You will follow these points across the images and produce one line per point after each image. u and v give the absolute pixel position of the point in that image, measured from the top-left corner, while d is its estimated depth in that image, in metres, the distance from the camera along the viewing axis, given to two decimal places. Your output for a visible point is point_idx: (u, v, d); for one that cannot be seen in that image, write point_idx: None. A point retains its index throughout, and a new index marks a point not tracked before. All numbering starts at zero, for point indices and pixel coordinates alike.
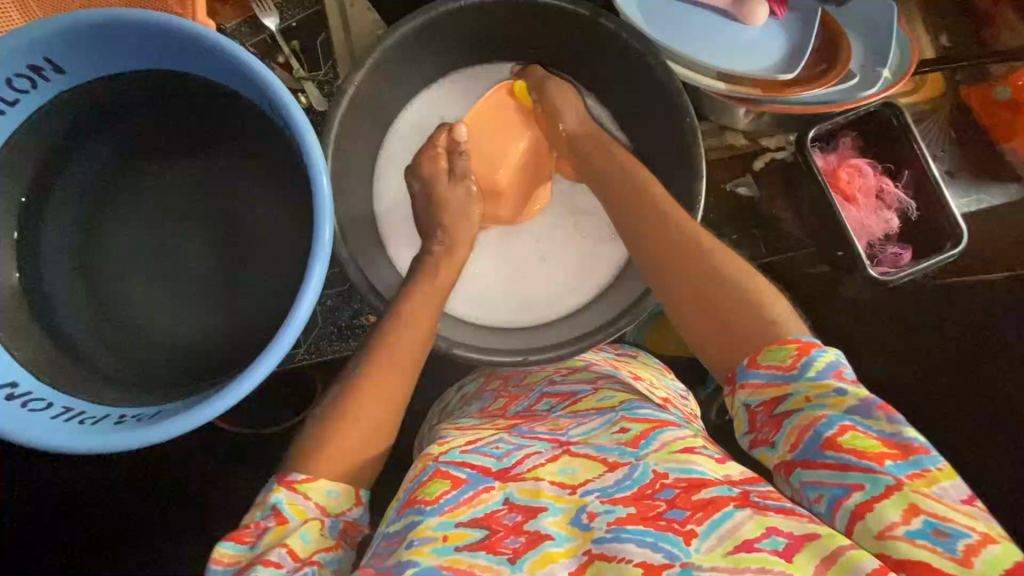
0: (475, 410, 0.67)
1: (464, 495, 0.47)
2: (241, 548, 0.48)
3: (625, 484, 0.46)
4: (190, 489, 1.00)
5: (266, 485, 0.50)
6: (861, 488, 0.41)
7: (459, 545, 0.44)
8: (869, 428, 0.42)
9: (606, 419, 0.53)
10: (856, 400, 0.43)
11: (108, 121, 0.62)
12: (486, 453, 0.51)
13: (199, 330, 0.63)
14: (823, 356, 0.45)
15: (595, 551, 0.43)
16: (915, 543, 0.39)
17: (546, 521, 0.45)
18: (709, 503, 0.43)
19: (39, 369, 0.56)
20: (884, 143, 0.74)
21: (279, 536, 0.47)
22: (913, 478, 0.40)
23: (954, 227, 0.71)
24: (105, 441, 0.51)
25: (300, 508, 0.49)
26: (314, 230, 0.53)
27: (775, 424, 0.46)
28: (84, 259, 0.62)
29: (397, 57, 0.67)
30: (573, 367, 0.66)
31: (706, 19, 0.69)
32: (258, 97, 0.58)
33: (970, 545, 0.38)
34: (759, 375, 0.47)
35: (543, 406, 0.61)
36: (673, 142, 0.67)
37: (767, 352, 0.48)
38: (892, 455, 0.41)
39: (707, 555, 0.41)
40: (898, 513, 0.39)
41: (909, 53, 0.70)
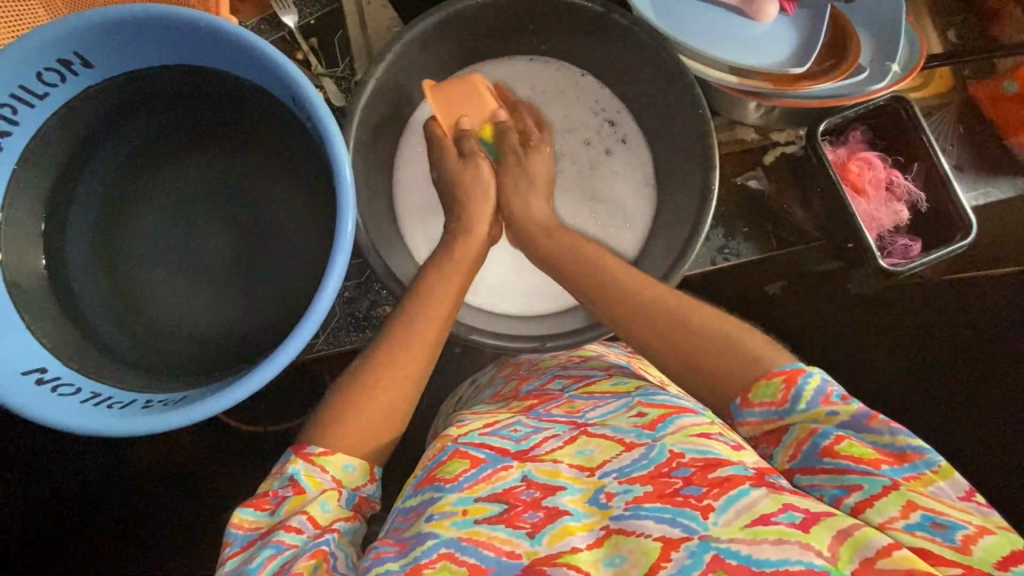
0: (488, 395, 0.70)
1: (483, 473, 0.50)
2: (260, 515, 0.51)
3: (642, 463, 0.48)
4: (211, 476, 1.05)
5: (283, 457, 0.54)
6: (860, 488, 0.44)
7: (478, 519, 0.46)
8: (864, 438, 0.46)
9: (622, 403, 0.55)
10: (847, 415, 0.47)
11: (130, 114, 0.65)
12: (504, 435, 0.53)
13: (222, 321, 0.66)
14: (809, 385, 0.49)
15: (613, 526, 0.45)
16: (916, 534, 0.41)
17: (563, 498, 0.47)
18: (726, 480, 0.44)
19: (68, 357, 0.59)
20: (894, 136, 0.75)
21: (299, 505, 0.51)
22: (909, 479, 0.44)
23: (964, 218, 0.71)
24: (134, 424, 0.54)
25: (318, 479, 0.52)
26: (338, 220, 0.55)
27: (773, 439, 0.51)
28: (109, 248, 0.65)
29: (414, 54, 0.69)
30: (585, 356, 0.69)
31: (717, 15, 0.70)
32: (282, 94, 0.61)
33: (967, 535, 0.40)
34: (754, 414, 0.51)
35: (557, 386, 0.63)
36: (686, 133, 0.68)
37: (756, 388, 0.52)
38: (888, 460, 0.45)
39: (726, 528, 0.42)
40: (897, 508, 0.43)
41: (917, 49, 0.72)
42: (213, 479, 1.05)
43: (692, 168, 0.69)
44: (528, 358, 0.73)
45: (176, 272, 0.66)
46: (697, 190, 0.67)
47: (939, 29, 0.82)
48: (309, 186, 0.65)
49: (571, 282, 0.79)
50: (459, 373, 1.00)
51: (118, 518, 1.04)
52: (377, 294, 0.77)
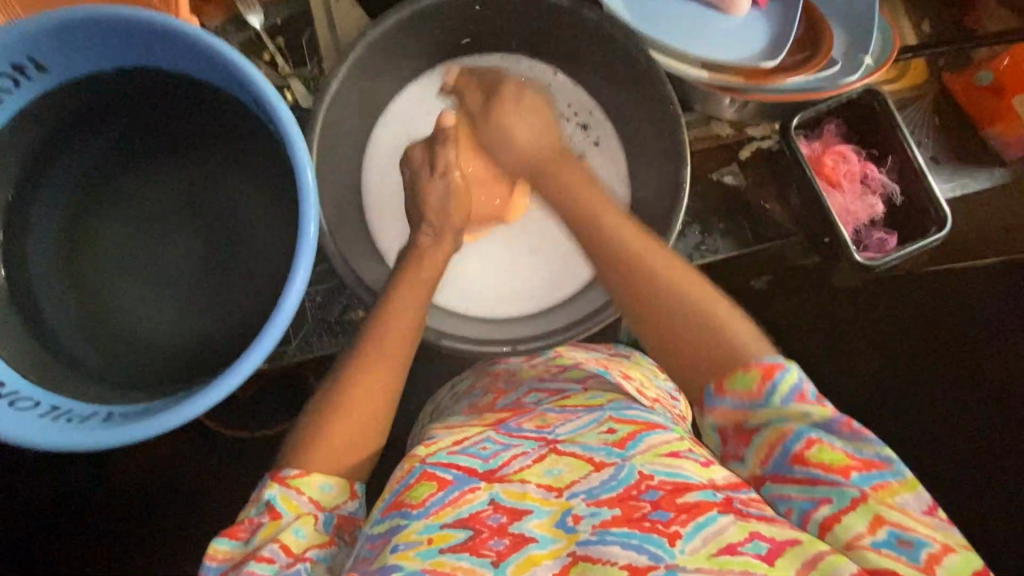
0: (465, 407, 0.66)
1: (450, 496, 0.48)
2: (234, 544, 0.50)
3: (611, 484, 0.47)
4: (190, 483, 1.04)
5: (260, 483, 0.53)
6: (828, 501, 0.44)
7: (442, 547, 0.45)
8: (834, 442, 0.45)
9: (593, 417, 0.53)
10: (821, 417, 0.46)
11: (89, 120, 0.63)
12: (473, 453, 0.51)
13: (187, 329, 0.64)
14: (786, 380, 0.48)
15: (579, 552, 0.44)
16: (882, 552, 0.42)
17: (530, 523, 0.46)
18: (694, 506, 0.44)
19: (26, 370, 0.58)
20: (867, 129, 0.75)
21: (273, 532, 0.49)
22: (877, 489, 0.44)
23: (939, 211, 0.71)
24: (92, 438, 0.53)
25: (295, 502, 0.51)
26: (300, 223, 0.54)
27: (744, 439, 0.49)
28: (71, 256, 0.64)
29: (380, 54, 0.68)
30: (563, 365, 0.65)
31: (688, 10, 0.70)
32: (245, 96, 0.59)
33: (932, 554, 0.41)
34: (727, 402, 0.50)
35: (531, 400, 0.61)
36: (658, 128, 0.67)
37: (732, 378, 0.50)
38: (856, 468, 0.44)
39: (692, 557, 0.42)
40: (864, 523, 0.43)
41: (889, 41, 0.71)
42: (192, 488, 1.03)
43: (664, 166, 0.68)
44: (507, 366, 0.69)
45: (139, 280, 0.65)
46: (669, 187, 0.66)
47: (913, 21, 0.81)
48: (276, 191, 0.64)
49: (547, 284, 0.78)
50: (441, 378, 0.99)
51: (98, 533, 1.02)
52: (349, 298, 0.75)
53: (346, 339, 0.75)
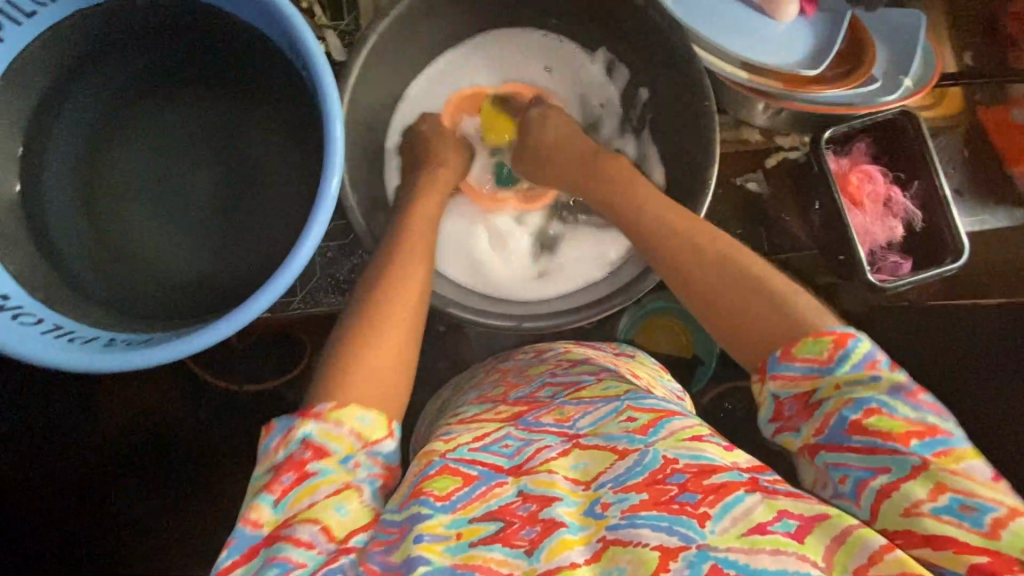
0: (474, 396, 0.66)
1: (477, 492, 0.46)
2: (269, 502, 0.44)
3: (636, 470, 0.45)
4: (173, 428, 1.02)
5: (282, 422, 0.47)
6: (887, 471, 0.41)
7: (472, 541, 0.42)
8: (897, 409, 0.42)
9: (611, 407, 0.52)
10: (886, 386, 0.43)
11: (120, 45, 0.63)
12: (496, 451, 0.50)
13: (194, 267, 0.64)
14: (860, 347, 0.44)
15: (609, 537, 0.41)
16: (942, 519, 0.38)
17: (560, 510, 0.44)
18: (721, 486, 0.42)
19: (33, 287, 0.58)
20: (897, 152, 0.74)
21: (310, 498, 0.44)
22: (939, 457, 0.40)
23: (956, 241, 0.71)
24: (93, 360, 0.53)
25: (335, 437, 0.46)
26: (323, 172, 0.54)
27: (805, 413, 0.45)
28: (90, 180, 0.63)
29: (421, 15, 0.67)
30: (574, 361, 0.65)
31: (734, 9, 0.69)
32: (281, 39, 0.59)
33: (998, 518, 0.37)
34: (793, 368, 0.46)
35: (546, 394, 0.60)
36: (690, 123, 0.67)
37: (802, 343, 0.46)
38: (920, 435, 0.41)
39: (723, 537, 0.39)
40: (925, 490, 0.39)
41: (933, 66, 0.71)
42: (176, 433, 1.02)
43: (690, 161, 0.68)
44: (517, 363, 0.70)
45: (153, 211, 0.65)
46: (694, 184, 0.65)
47: (955, 50, 0.81)
48: (303, 138, 0.64)
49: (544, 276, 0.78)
50: (438, 352, 0.98)
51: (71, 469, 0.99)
52: (360, 259, 0.75)
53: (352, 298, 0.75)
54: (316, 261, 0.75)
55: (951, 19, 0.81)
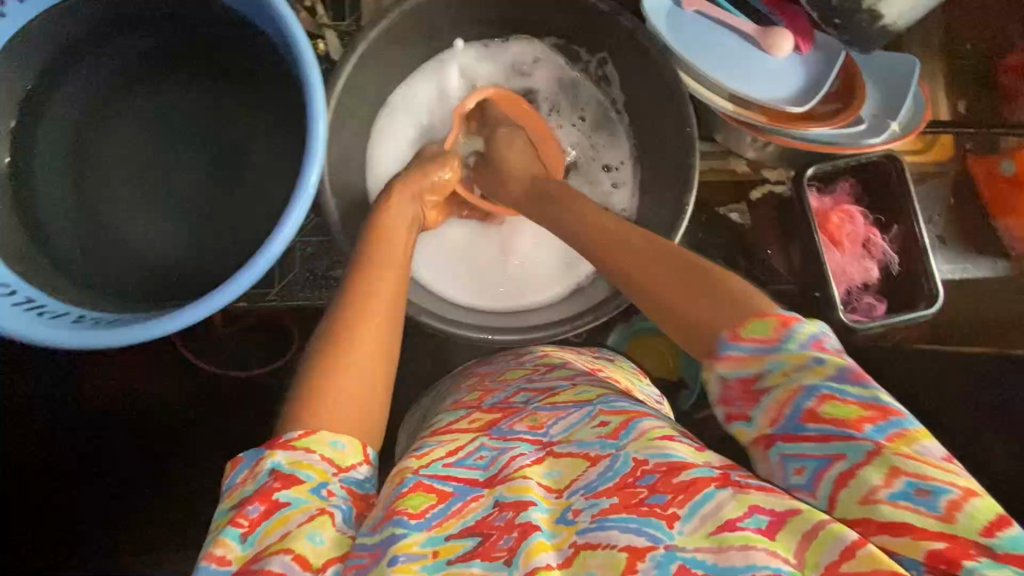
0: (450, 404, 0.65)
1: (452, 508, 0.46)
2: (236, 536, 0.43)
3: (608, 475, 0.45)
4: (146, 409, 1.02)
5: (252, 454, 0.47)
6: (842, 458, 0.39)
7: (451, 559, 0.42)
8: (848, 392, 0.40)
9: (584, 413, 0.52)
10: (835, 367, 0.41)
11: (119, 30, 0.64)
12: (470, 465, 0.50)
13: (170, 253, 0.65)
14: (804, 328, 0.42)
15: (580, 541, 0.41)
16: (899, 505, 0.37)
17: (535, 515, 0.44)
18: (691, 484, 0.42)
19: (10, 259, 0.59)
20: (880, 194, 0.75)
21: (283, 529, 0.43)
22: (893, 440, 0.38)
23: (932, 288, 0.71)
24: (59, 336, 0.53)
25: (307, 464, 0.46)
26: (302, 170, 0.55)
27: (754, 398, 0.43)
28: (77, 158, 0.64)
29: (418, 22, 0.68)
30: (551, 364, 0.64)
31: (727, 41, 0.70)
32: (275, 36, 0.61)
33: (953, 501, 0.36)
34: (740, 349, 0.43)
35: (520, 399, 0.59)
36: (674, 150, 0.67)
37: (749, 323, 0.43)
38: (872, 418, 0.39)
39: (691, 537, 0.39)
40: (880, 476, 0.38)
41: (922, 111, 0.71)
42: (147, 414, 1.02)
43: (671, 187, 0.68)
44: (495, 368, 0.69)
45: (135, 194, 0.65)
46: (672, 208, 0.66)
47: (950, 97, 0.81)
48: (291, 133, 0.65)
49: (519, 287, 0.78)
50: (416, 356, 0.99)
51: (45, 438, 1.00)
52: (338, 256, 0.76)
53: (328, 294, 0.76)
54: (296, 255, 0.75)
55: (947, 67, 0.81)
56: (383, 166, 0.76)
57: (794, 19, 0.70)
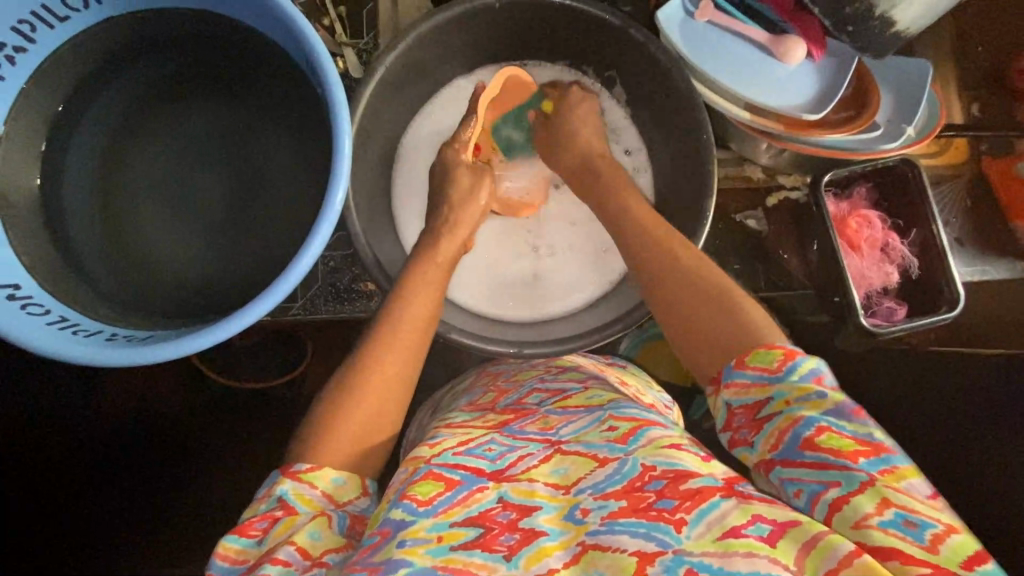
0: (464, 402, 0.66)
1: (459, 496, 0.46)
2: (246, 543, 0.48)
3: (615, 479, 0.46)
4: (166, 423, 1.03)
5: (268, 479, 0.51)
6: (838, 484, 0.42)
7: (453, 545, 0.43)
8: (844, 428, 0.44)
9: (593, 417, 0.53)
10: (833, 402, 0.45)
11: (146, 54, 0.66)
12: (479, 454, 0.50)
13: (200, 268, 0.66)
14: (806, 363, 0.47)
15: (590, 541, 0.42)
16: (888, 532, 0.40)
17: (540, 518, 0.45)
18: (697, 492, 0.43)
19: (45, 279, 0.60)
20: (897, 199, 0.76)
21: (288, 531, 0.47)
22: (884, 473, 0.42)
23: (953, 291, 0.71)
24: (94, 354, 0.54)
25: (308, 498, 0.49)
26: (328, 188, 0.55)
27: (755, 425, 0.48)
28: (106, 178, 0.66)
29: (436, 42, 0.69)
30: (563, 366, 0.66)
31: (742, 50, 0.71)
32: (297, 56, 0.62)
33: (936, 535, 0.39)
34: (745, 376, 0.49)
35: (533, 400, 0.60)
36: (692, 160, 0.67)
37: (754, 354, 0.49)
38: (864, 452, 0.43)
39: (698, 541, 0.40)
40: (872, 504, 0.41)
41: (937, 116, 0.72)
42: (170, 429, 1.03)
43: (689, 195, 0.68)
44: (507, 367, 0.71)
45: (163, 212, 0.67)
46: (692, 217, 0.66)
47: (964, 101, 0.81)
48: (315, 150, 0.66)
49: (542, 299, 0.78)
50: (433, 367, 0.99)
51: (68, 456, 1.00)
52: (360, 269, 0.77)
53: (350, 308, 0.76)
54: (319, 268, 0.77)
55: (960, 71, 0.82)
56: (401, 184, 0.78)
57: (807, 27, 0.71)
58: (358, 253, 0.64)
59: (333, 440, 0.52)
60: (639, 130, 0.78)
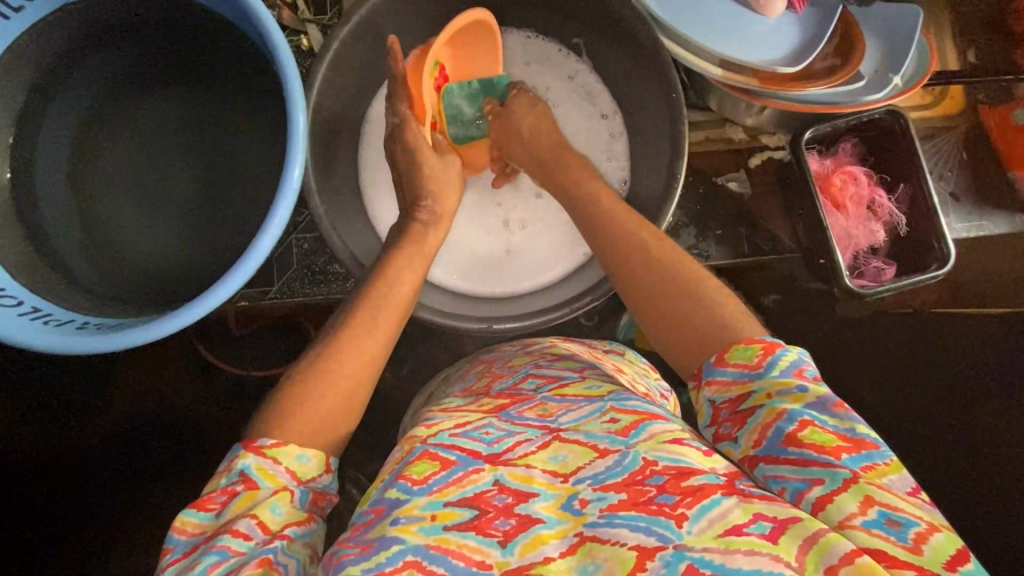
0: (458, 389, 0.63)
1: (454, 476, 0.44)
2: (204, 516, 0.47)
3: (616, 470, 0.43)
4: (162, 416, 1.03)
5: (230, 452, 0.49)
6: (821, 482, 0.40)
7: (447, 525, 0.42)
8: (826, 422, 0.42)
9: (594, 407, 0.49)
10: (815, 394, 0.43)
11: (105, 41, 0.65)
12: (475, 437, 0.47)
13: (170, 255, 0.66)
14: (786, 355, 0.45)
15: (587, 533, 0.40)
16: (871, 532, 0.38)
17: (537, 505, 0.42)
18: (698, 489, 0.40)
19: (19, 272, 0.60)
20: (885, 154, 0.73)
21: (248, 505, 0.46)
22: (866, 470, 0.40)
23: (943, 248, 0.68)
24: (62, 343, 0.55)
25: (270, 474, 0.48)
26: (284, 167, 0.55)
27: (738, 419, 0.45)
28: (75, 169, 0.66)
29: (394, 12, 0.67)
30: (558, 354, 0.61)
31: (714, 1, 0.68)
32: (252, 33, 0.61)
33: (919, 533, 0.37)
34: (725, 373, 0.47)
35: (529, 385, 0.56)
36: (664, 121, 0.64)
37: (733, 350, 0.47)
38: (847, 448, 0.41)
39: (699, 537, 0.38)
40: (856, 503, 0.38)
41: (925, 64, 0.68)
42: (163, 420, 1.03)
43: (661, 160, 0.66)
44: (501, 355, 0.67)
45: (134, 201, 0.67)
46: (664, 179, 0.64)
47: (959, 46, 0.77)
48: (279, 133, 0.65)
49: (517, 275, 0.77)
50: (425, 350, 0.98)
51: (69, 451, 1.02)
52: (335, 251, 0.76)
53: (327, 290, 0.76)
54: (293, 253, 0.76)
55: (954, 13, 0.77)
56: (370, 163, 0.77)
57: None
58: (324, 235, 0.62)
59: (307, 419, 0.50)
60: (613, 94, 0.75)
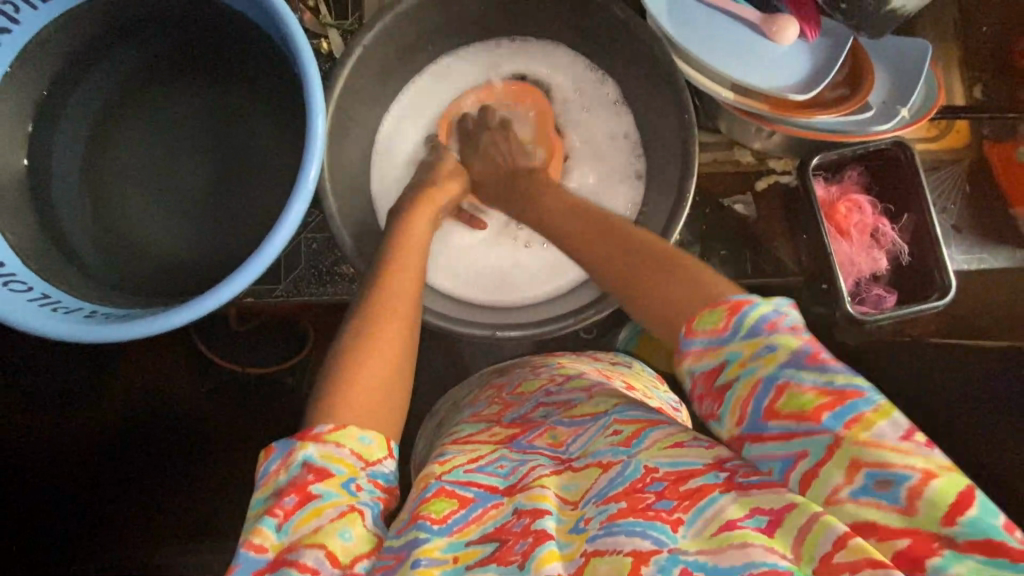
0: (469, 415, 0.64)
1: (473, 514, 0.45)
2: (269, 526, 0.42)
3: (617, 481, 0.44)
4: (159, 407, 1.03)
5: (281, 445, 0.45)
6: (805, 456, 0.39)
7: (470, 564, 0.42)
8: (803, 380, 0.39)
9: (599, 424, 0.50)
10: (787, 351, 0.41)
11: (129, 35, 0.66)
12: (490, 472, 0.49)
13: (181, 248, 0.67)
14: (753, 313, 0.42)
15: (590, 549, 0.40)
16: (862, 502, 0.37)
17: (549, 522, 0.43)
18: (697, 491, 0.41)
19: (29, 257, 0.61)
20: (890, 183, 0.74)
21: (316, 518, 0.42)
22: (849, 427, 0.38)
23: (943, 278, 0.70)
24: (71, 330, 0.55)
25: (337, 458, 0.44)
26: (301, 167, 0.55)
27: (717, 396, 0.43)
28: (92, 159, 0.67)
29: (416, 21, 0.69)
30: (568, 375, 0.63)
31: (728, 27, 0.69)
32: (275, 34, 0.62)
33: (912, 488, 0.36)
34: (696, 344, 0.44)
35: (541, 413, 0.57)
36: (676, 140, 0.65)
37: (701, 316, 0.45)
38: (829, 406, 0.38)
39: (694, 540, 0.39)
40: (841, 473, 0.37)
41: (933, 97, 0.70)
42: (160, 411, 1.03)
43: (671, 178, 0.67)
44: (512, 379, 0.68)
45: (148, 192, 0.67)
46: (673, 194, 0.65)
47: (965, 82, 0.79)
48: (297, 133, 0.66)
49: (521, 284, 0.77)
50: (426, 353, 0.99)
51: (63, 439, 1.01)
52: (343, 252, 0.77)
53: (334, 290, 0.77)
54: (302, 251, 0.77)
55: (961, 50, 0.79)
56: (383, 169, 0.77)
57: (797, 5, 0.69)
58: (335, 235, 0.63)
59: None
60: (625, 112, 0.76)
